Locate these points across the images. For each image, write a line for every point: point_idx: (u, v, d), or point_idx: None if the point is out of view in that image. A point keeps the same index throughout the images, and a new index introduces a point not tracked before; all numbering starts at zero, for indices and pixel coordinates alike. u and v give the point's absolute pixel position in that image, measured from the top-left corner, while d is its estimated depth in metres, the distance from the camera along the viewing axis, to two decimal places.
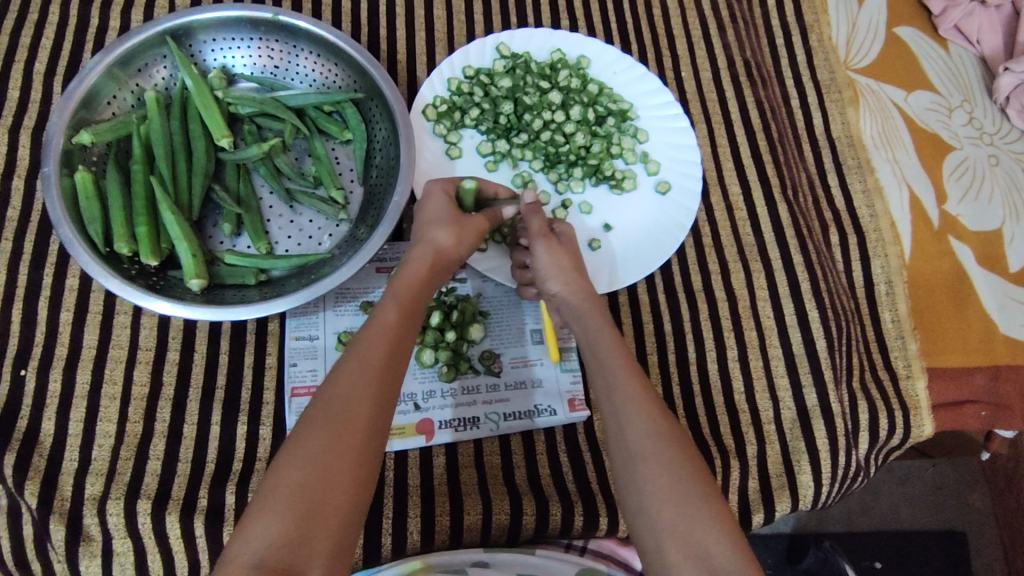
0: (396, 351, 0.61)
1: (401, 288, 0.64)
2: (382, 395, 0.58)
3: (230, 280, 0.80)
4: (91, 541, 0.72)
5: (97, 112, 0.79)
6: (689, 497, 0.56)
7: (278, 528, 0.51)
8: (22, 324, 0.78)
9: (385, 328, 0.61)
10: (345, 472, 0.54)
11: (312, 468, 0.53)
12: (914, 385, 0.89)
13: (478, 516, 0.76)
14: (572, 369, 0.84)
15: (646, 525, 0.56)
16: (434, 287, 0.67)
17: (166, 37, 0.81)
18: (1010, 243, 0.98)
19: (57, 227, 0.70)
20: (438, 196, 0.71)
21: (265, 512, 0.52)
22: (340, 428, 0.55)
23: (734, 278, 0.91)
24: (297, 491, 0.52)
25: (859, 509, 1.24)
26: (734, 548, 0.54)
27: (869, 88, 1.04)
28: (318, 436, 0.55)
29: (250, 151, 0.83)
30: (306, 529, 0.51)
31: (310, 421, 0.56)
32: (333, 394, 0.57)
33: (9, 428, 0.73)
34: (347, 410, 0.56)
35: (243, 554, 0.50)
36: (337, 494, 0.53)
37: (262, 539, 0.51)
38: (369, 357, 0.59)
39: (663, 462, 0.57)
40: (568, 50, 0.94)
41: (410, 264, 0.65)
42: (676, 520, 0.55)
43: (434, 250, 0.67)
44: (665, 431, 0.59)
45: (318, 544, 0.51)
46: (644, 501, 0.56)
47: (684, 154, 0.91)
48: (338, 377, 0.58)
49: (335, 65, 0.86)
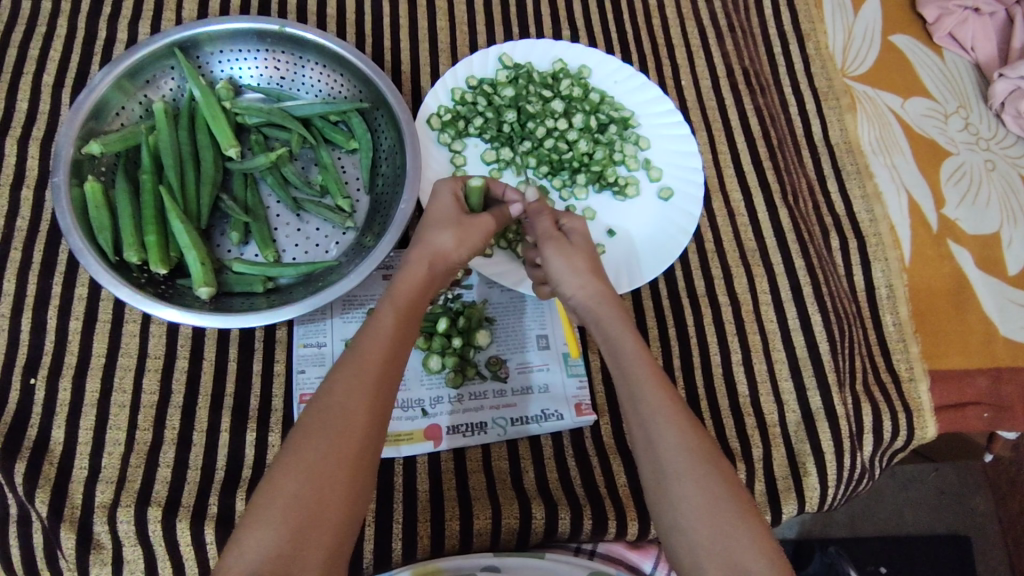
0: (393, 360, 0.60)
1: (398, 293, 0.63)
2: (378, 405, 0.58)
3: (238, 288, 0.80)
4: (101, 548, 0.73)
5: (106, 121, 0.80)
6: (726, 515, 0.56)
7: (272, 541, 0.51)
8: (32, 331, 0.78)
9: (383, 334, 0.61)
10: (339, 484, 0.54)
11: (307, 478, 0.53)
12: (916, 388, 0.90)
13: (487, 521, 0.76)
14: (578, 374, 0.84)
15: (682, 542, 0.56)
16: (433, 291, 0.67)
17: (175, 49, 0.82)
18: (1008, 246, 1.00)
19: (67, 236, 0.71)
20: (447, 199, 0.71)
21: (261, 523, 0.52)
22: (336, 439, 0.55)
23: (736, 283, 0.92)
24: (292, 503, 0.53)
25: (863, 514, 1.25)
26: (771, 567, 0.55)
27: (866, 95, 1.06)
28: (314, 446, 0.55)
29: (258, 160, 0.84)
30: (301, 541, 0.51)
31: (305, 430, 0.56)
32: (327, 403, 0.57)
33: (20, 436, 0.74)
34: (342, 421, 0.56)
35: (237, 565, 0.50)
36: (332, 505, 0.53)
37: (257, 551, 0.51)
38: (365, 365, 0.59)
39: (699, 480, 0.57)
40: (569, 61, 0.96)
41: (410, 266, 0.65)
42: (710, 537, 0.55)
43: (432, 251, 0.66)
44: (697, 445, 0.59)
45: (313, 556, 0.51)
46: (680, 519, 0.57)
47: (685, 160, 0.92)
48: (334, 386, 0.58)
49: (341, 76, 0.87)
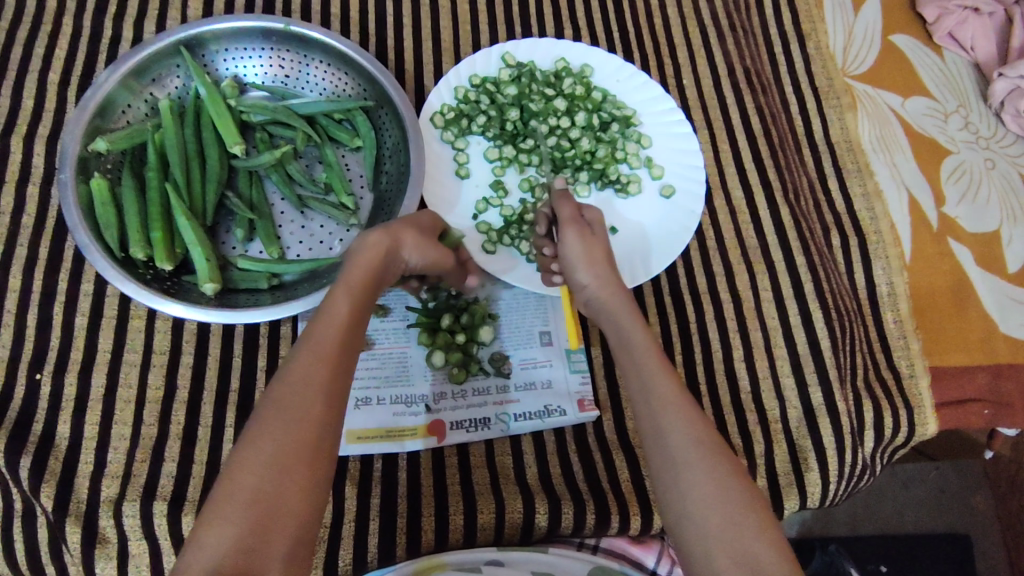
0: (347, 347, 0.60)
1: (352, 281, 0.63)
2: (334, 392, 0.58)
3: (243, 284, 0.81)
4: (107, 543, 0.73)
5: (112, 119, 0.81)
6: (736, 503, 0.57)
7: (233, 537, 0.50)
8: (38, 327, 0.79)
9: (338, 321, 0.61)
10: (300, 475, 0.54)
11: (267, 471, 0.53)
12: (917, 384, 0.90)
13: (491, 515, 0.77)
14: (581, 370, 0.85)
15: (693, 532, 0.57)
16: (381, 279, 0.66)
17: (180, 47, 0.83)
18: (1008, 245, 1.00)
19: (74, 233, 0.72)
20: (426, 218, 0.74)
21: (220, 519, 0.51)
22: (294, 430, 0.55)
23: (738, 280, 0.93)
24: (252, 497, 0.52)
25: (864, 513, 1.25)
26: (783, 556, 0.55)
27: (866, 94, 1.07)
28: (272, 439, 0.54)
29: (262, 158, 0.85)
30: (263, 535, 0.51)
31: (262, 422, 0.55)
32: (285, 394, 0.56)
33: (26, 430, 0.74)
34: (300, 412, 0.55)
35: (197, 563, 0.49)
36: (293, 497, 0.53)
37: (215, 549, 0.50)
38: (320, 355, 0.58)
39: (709, 469, 0.58)
40: (572, 60, 0.96)
41: (364, 254, 0.64)
42: (721, 526, 0.56)
43: (388, 243, 0.66)
44: (706, 434, 0.60)
45: (276, 547, 0.51)
46: (691, 507, 0.57)
47: (687, 158, 0.93)
48: (289, 376, 0.57)
49: (345, 74, 0.88)
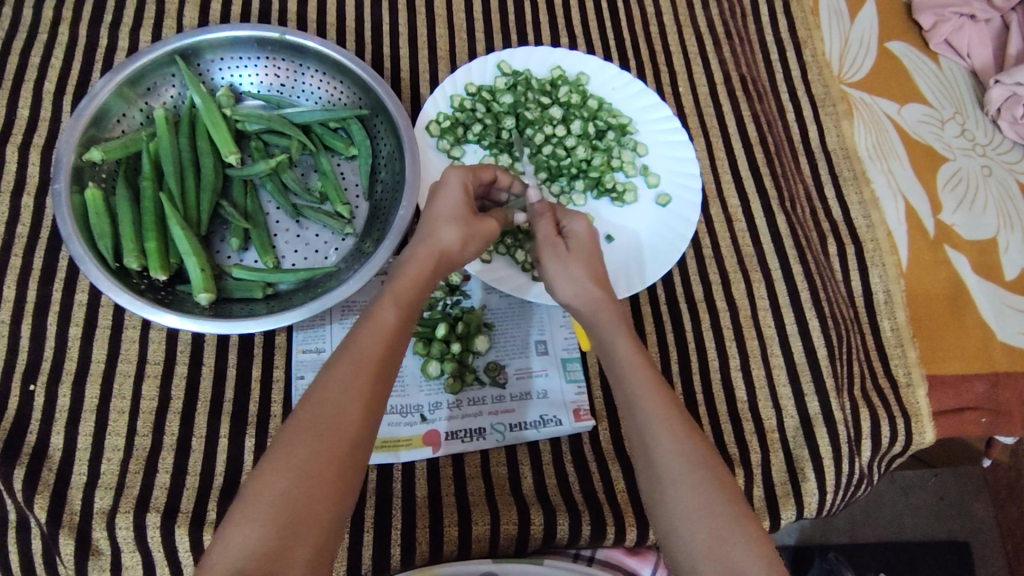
0: (390, 356, 0.60)
1: (400, 288, 0.63)
2: (370, 402, 0.58)
3: (237, 294, 0.80)
4: (100, 555, 0.73)
5: (107, 129, 0.80)
6: (721, 519, 0.56)
7: (258, 539, 0.51)
8: (32, 337, 0.79)
9: (382, 330, 0.61)
10: (328, 482, 0.54)
11: (297, 477, 0.54)
12: (915, 393, 0.90)
13: (486, 526, 0.76)
14: (577, 380, 0.85)
15: (679, 546, 0.57)
16: (435, 286, 0.66)
17: (176, 57, 0.82)
18: (1005, 252, 1.00)
19: (68, 243, 0.71)
20: (456, 191, 0.67)
21: (248, 520, 0.52)
22: (328, 436, 0.55)
23: (734, 289, 0.93)
24: (281, 500, 0.53)
25: (864, 521, 1.24)
26: (768, 570, 0.55)
27: (862, 102, 1.06)
28: (304, 443, 0.55)
29: (257, 167, 0.85)
30: (287, 539, 0.52)
31: (299, 425, 0.56)
32: (321, 399, 0.57)
33: (19, 442, 0.74)
34: (336, 418, 0.56)
35: (222, 562, 0.50)
36: (319, 503, 0.54)
37: (240, 550, 0.51)
38: (361, 362, 0.59)
39: (695, 485, 0.58)
40: (568, 67, 0.96)
41: (414, 262, 0.64)
42: (707, 542, 0.56)
43: (437, 250, 0.65)
44: (692, 450, 0.59)
45: (300, 552, 0.52)
46: (678, 524, 0.57)
47: (684, 167, 0.92)
48: (329, 382, 0.58)
49: (340, 83, 0.88)
